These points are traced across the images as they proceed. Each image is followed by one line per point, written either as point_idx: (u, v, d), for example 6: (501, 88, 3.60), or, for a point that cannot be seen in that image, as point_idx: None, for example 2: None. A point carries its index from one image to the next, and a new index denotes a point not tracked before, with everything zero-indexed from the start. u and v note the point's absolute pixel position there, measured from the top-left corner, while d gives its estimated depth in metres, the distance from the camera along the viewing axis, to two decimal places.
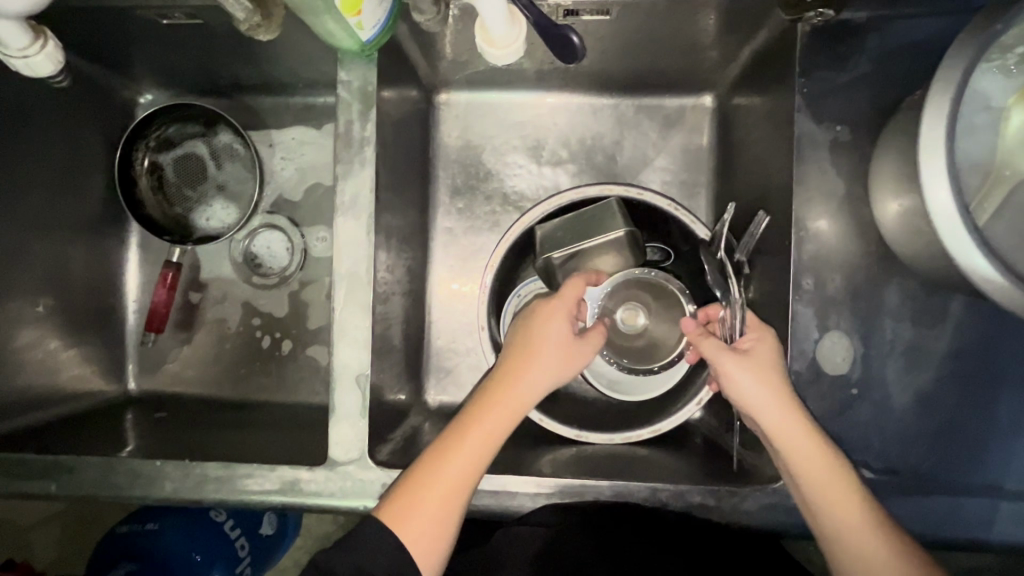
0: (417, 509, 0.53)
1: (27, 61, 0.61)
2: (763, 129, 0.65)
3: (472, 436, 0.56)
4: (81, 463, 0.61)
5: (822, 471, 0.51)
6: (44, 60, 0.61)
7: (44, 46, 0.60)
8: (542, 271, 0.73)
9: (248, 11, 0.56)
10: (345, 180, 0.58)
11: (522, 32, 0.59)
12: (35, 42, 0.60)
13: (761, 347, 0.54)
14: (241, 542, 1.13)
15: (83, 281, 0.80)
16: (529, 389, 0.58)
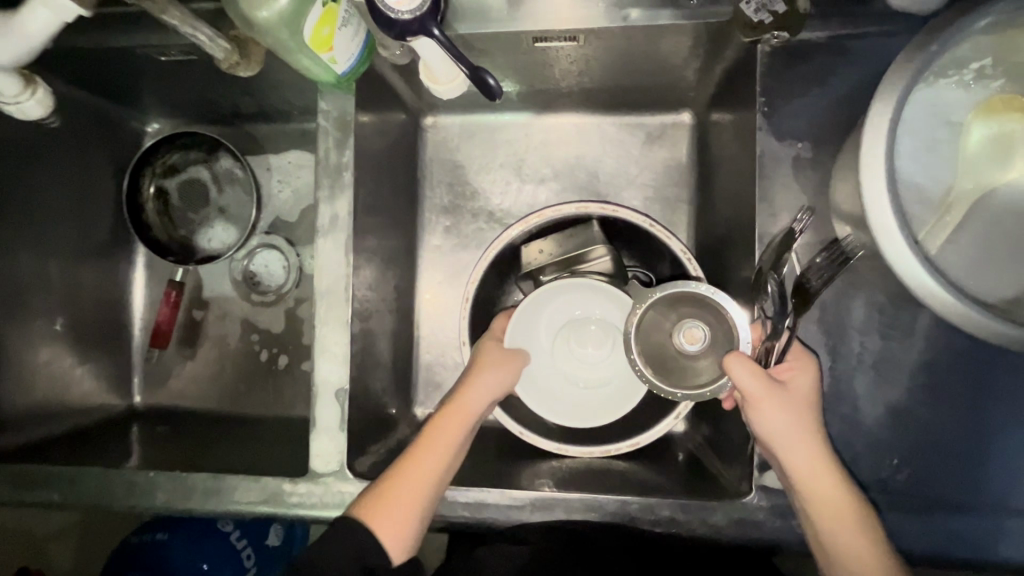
0: (388, 513, 0.57)
1: (18, 107, 0.65)
2: (733, 146, 0.66)
3: (428, 450, 0.60)
4: (82, 475, 0.64)
5: (843, 519, 0.50)
6: (34, 105, 0.66)
7: (35, 92, 0.65)
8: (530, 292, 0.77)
9: (227, 50, 0.59)
10: (325, 205, 0.61)
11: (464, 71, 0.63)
12: (27, 88, 0.65)
13: (801, 378, 0.53)
14: (247, 552, 1.16)
15: (93, 301, 0.85)
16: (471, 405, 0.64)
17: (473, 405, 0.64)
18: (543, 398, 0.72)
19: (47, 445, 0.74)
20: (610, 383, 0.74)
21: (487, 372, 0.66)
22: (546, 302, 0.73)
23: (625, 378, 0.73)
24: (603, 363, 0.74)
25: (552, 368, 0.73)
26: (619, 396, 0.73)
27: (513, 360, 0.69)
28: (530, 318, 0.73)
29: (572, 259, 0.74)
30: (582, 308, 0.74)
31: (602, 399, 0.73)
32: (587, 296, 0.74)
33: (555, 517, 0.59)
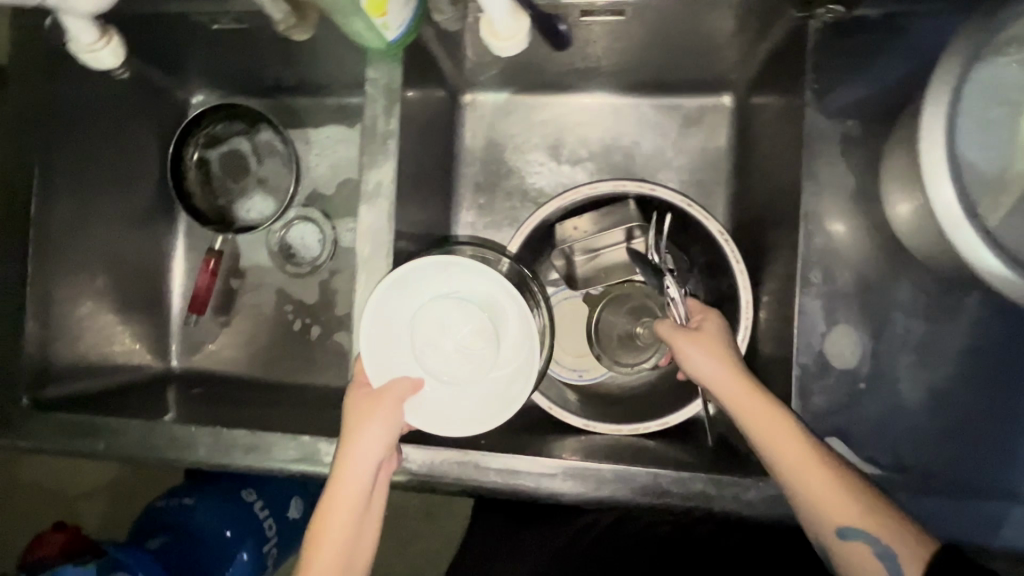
0: None
1: (94, 55, 0.69)
2: (776, 127, 0.65)
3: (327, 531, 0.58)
4: (127, 425, 0.67)
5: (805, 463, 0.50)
6: (108, 54, 0.69)
7: (110, 41, 0.69)
8: (562, 269, 0.79)
9: (287, 12, 0.62)
10: (368, 171, 0.62)
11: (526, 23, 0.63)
12: (102, 38, 0.69)
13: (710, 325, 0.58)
14: (269, 522, 1.17)
15: (134, 265, 0.87)
16: (354, 476, 0.58)
17: (356, 473, 0.58)
18: (428, 409, 0.60)
19: (91, 399, 0.76)
20: (500, 366, 0.60)
21: (364, 423, 0.58)
22: (392, 302, 0.60)
23: (516, 354, 0.60)
24: (485, 346, 0.59)
25: (425, 372, 0.60)
26: (513, 377, 0.60)
27: (381, 401, 0.58)
28: (392, 340, 0.60)
29: (603, 236, 0.75)
30: (437, 289, 0.61)
31: (495, 386, 0.60)
32: (439, 275, 0.61)
33: (588, 488, 0.59)
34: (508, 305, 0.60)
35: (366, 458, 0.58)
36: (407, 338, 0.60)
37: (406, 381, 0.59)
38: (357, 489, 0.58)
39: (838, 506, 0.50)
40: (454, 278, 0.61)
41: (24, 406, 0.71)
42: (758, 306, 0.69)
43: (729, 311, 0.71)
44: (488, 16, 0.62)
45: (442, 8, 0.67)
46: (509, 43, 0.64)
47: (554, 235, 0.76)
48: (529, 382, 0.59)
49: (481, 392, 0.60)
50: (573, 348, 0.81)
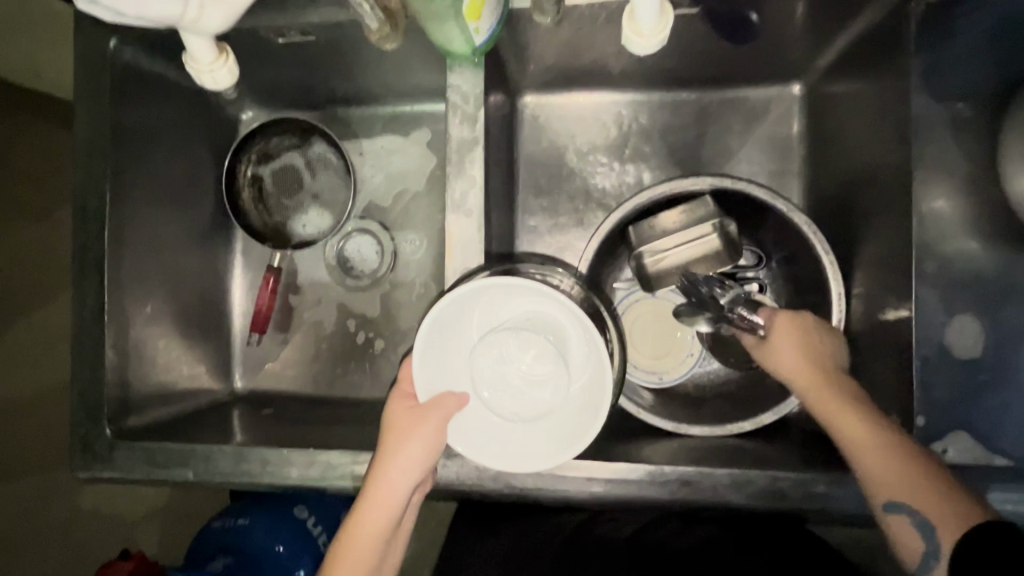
0: None
1: (213, 75, 0.65)
2: (863, 115, 0.64)
3: (357, 538, 0.56)
4: (218, 452, 0.67)
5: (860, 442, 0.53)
6: (225, 73, 0.66)
7: (228, 60, 0.65)
8: (634, 269, 0.76)
9: (382, 21, 0.60)
10: (455, 181, 0.61)
11: (671, 19, 0.59)
12: (220, 57, 0.65)
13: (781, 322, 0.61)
14: (322, 539, 1.13)
15: (196, 287, 0.86)
16: (391, 490, 0.55)
17: (392, 491, 0.55)
18: (486, 443, 0.54)
19: (166, 427, 0.75)
20: (565, 399, 0.53)
21: (405, 441, 0.54)
22: (444, 328, 0.54)
23: (584, 384, 0.53)
24: (548, 373, 0.53)
25: (483, 404, 0.54)
26: (580, 411, 0.53)
27: (426, 420, 0.54)
28: (442, 365, 0.54)
29: (680, 235, 0.73)
30: (494, 312, 0.55)
31: (560, 420, 0.53)
32: (494, 296, 0.54)
33: (703, 494, 0.58)
34: (573, 329, 0.53)
35: (404, 477, 0.55)
36: (462, 368, 0.55)
37: (451, 399, 0.54)
38: (389, 505, 0.56)
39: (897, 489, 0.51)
40: (511, 300, 0.54)
41: (108, 437, 0.70)
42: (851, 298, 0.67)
43: (817, 305, 0.70)
44: (634, 11, 0.58)
45: (546, 10, 0.62)
46: (652, 40, 0.59)
47: (630, 237, 0.74)
48: (597, 418, 0.51)
49: (545, 428, 0.53)
50: (649, 351, 0.78)
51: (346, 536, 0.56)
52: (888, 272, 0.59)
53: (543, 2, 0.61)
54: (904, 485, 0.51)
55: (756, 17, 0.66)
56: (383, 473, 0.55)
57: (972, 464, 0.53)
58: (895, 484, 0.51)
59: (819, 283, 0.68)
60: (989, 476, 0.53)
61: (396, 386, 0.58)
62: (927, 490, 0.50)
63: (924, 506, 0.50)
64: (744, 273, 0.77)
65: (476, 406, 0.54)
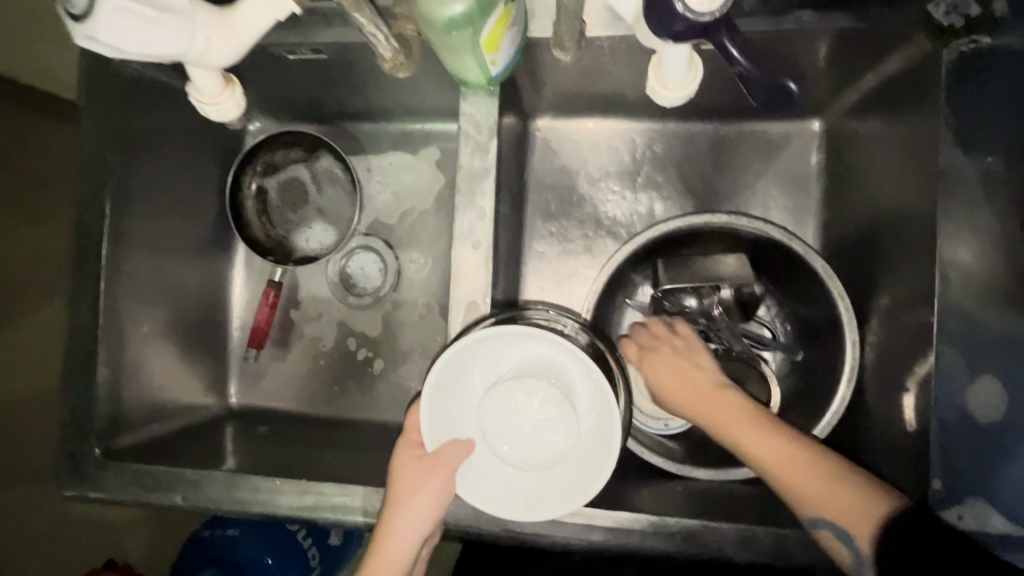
0: None
1: (218, 108, 0.64)
2: (887, 160, 0.62)
3: None
4: (207, 478, 0.65)
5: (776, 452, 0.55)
6: (232, 106, 0.64)
7: (234, 93, 0.64)
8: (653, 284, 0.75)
9: (396, 50, 0.58)
10: (464, 211, 0.59)
11: (699, 75, 0.58)
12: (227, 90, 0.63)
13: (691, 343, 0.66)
14: (312, 551, 1.10)
15: (195, 300, 0.84)
16: (403, 539, 0.54)
17: (403, 541, 0.55)
18: (498, 491, 0.53)
19: (156, 445, 0.73)
20: (575, 445, 0.52)
21: (417, 491, 0.53)
22: (448, 382, 0.53)
23: (594, 427, 0.52)
24: (556, 419, 0.52)
25: (492, 454, 0.53)
26: (591, 457, 0.51)
27: (435, 473, 0.53)
28: (450, 414, 0.53)
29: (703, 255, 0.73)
30: (496, 361, 0.53)
31: (572, 467, 0.52)
32: (497, 344, 0.53)
33: (708, 549, 0.56)
34: (576, 371, 0.52)
35: (411, 531, 0.54)
36: (470, 417, 0.54)
37: (458, 447, 0.53)
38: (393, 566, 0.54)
39: (819, 500, 0.53)
40: (514, 346, 0.53)
41: (97, 457, 0.68)
42: (865, 344, 0.66)
43: (830, 351, 0.68)
44: (661, 64, 0.57)
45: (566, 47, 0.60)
46: (677, 94, 0.58)
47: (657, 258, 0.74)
48: (608, 465, 0.50)
49: (557, 474, 0.52)
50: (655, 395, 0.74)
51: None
52: (907, 323, 0.58)
53: (564, 39, 0.59)
54: (818, 494, 0.53)
55: (795, 88, 0.52)
56: (395, 523, 0.54)
57: (991, 533, 0.51)
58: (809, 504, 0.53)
59: (834, 329, 0.66)
60: (1003, 544, 0.51)
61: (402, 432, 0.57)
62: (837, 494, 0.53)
63: (844, 513, 0.52)
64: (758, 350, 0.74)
65: (487, 457, 0.53)
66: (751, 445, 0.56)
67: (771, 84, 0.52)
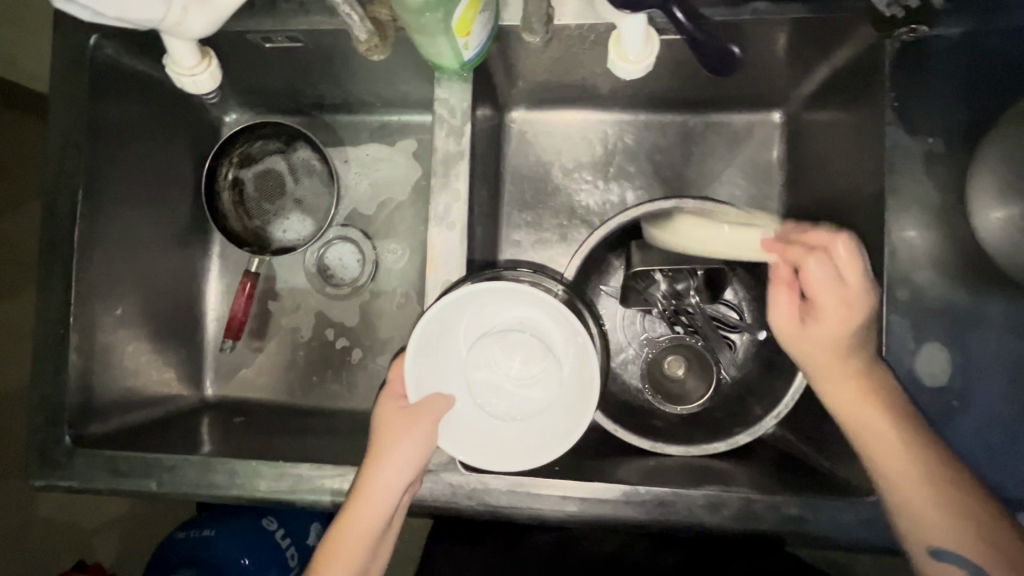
0: None
1: (193, 80, 0.64)
2: (841, 146, 0.66)
3: (345, 541, 0.56)
4: (183, 462, 0.65)
5: (906, 472, 0.52)
6: (206, 79, 0.65)
7: (209, 65, 0.65)
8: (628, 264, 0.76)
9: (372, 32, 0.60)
10: (440, 193, 0.61)
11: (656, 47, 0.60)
12: (203, 62, 0.65)
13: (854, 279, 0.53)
14: (291, 551, 1.08)
15: (170, 290, 0.83)
16: (380, 491, 0.55)
17: (381, 494, 0.55)
18: (486, 442, 0.56)
19: (130, 434, 0.73)
20: (556, 394, 0.56)
21: (396, 442, 0.55)
22: (435, 339, 0.57)
23: (575, 378, 0.55)
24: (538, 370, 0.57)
25: (479, 406, 0.57)
26: (571, 405, 0.55)
27: (421, 419, 0.55)
28: (436, 371, 0.58)
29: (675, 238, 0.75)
30: (484, 319, 0.58)
31: (555, 414, 0.56)
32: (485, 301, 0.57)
33: (679, 516, 0.58)
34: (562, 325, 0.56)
35: (394, 482, 0.55)
36: (456, 373, 0.58)
37: (439, 399, 0.56)
38: (374, 515, 0.55)
39: (938, 524, 0.52)
40: (502, 303, 0.57)
41: (69, 444, 0.67)
42: None
43: None
44: (621, 38, 0.59)
45: (535, 29, 0.62)
46: (637, 67, 0.61)
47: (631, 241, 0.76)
48: (587, 409, 0.54)
49: (541, 422, 0.56)
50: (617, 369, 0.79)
51: (332, 537, 0.56)
52: None
53: (532, 20, 0.61)
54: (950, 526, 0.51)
55: (736, 52, 0.53)
56: (373, 474, 0.55)
57: None
58: (927, 522, 0.52)
59: None
60: None
61: (385, 386, 0.59)
62: (961, 525, 0.51)
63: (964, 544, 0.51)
64: (723, 331, 0.78)
65: (474, 409, 0.57)
66: (889, 454, 0.53)
67: (713, 50, 0.53)
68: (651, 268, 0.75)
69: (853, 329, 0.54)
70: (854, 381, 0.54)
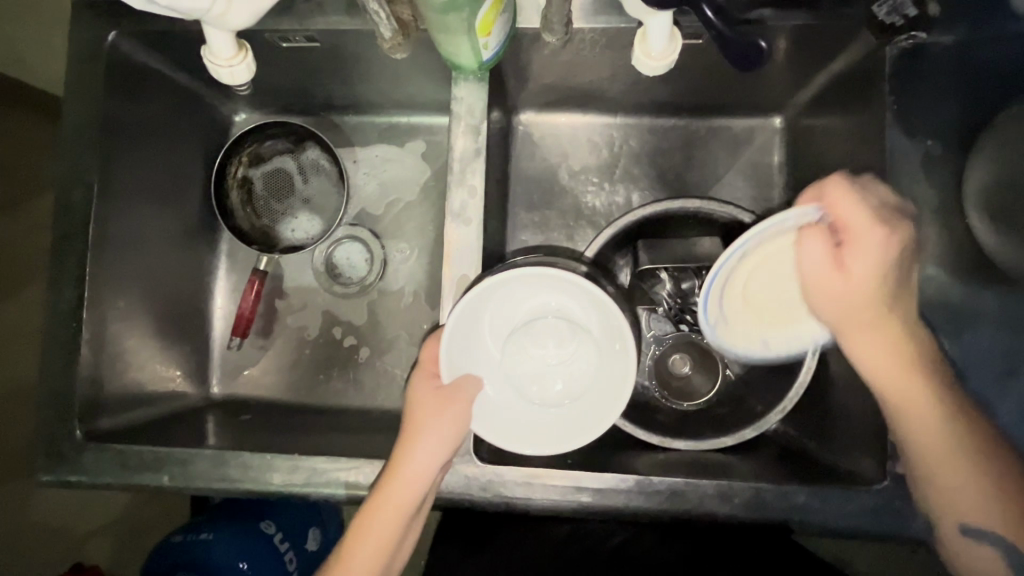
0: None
1: (230, 71, 0.64)
2: (841, 149, 0.68)
3: (377, 519, 0.57)
4: (196, 456, 0.65)
5: (933, 436, 0.54)
6: (243, 70, 0.65)
7: (246, 57, 0.65)
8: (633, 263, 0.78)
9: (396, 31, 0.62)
10: (456, 190, 0.62)
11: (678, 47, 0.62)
12: (240, 53, 0.64)
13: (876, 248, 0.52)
14: (290, 555, 1.08)
15: (179, 287, 0.83)
16: (414, 469, 0.56)
17: (416, 471, 0.56)
18: (539, 425, 0.59)
19: (139, 430, 0.72)
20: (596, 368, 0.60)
21: (430, 421, 0.56)
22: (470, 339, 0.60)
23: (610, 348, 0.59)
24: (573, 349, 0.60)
25: (523, 394, 0.60)
26: (611, 376, 0.58)
27: (452, 406, 0.57)
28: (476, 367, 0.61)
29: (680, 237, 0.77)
30: (512, 311, 0.62)
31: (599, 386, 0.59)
32: (506, 294, 0.61)
33: (690, 505, 0.59)
34: (584, 300, 0.60)
35: (427, 460, 0.56)
36: (496, 365, 0.61)
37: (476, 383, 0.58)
38: (407, 493, 0.56)
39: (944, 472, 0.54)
40: (523, 292, 0.61)
41: (78, 439, 0.67)
42: None
43: None
44: (645, 35, 0.61)
45: (554, 30, 0.64)
46: (660, 64, 0.63)
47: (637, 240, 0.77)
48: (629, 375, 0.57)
49: (586, 397, 0.59)
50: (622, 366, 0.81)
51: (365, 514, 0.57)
52: None
53: (552, 21, 0.63)
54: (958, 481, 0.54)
55: (764, 46, 0.54)
56: (408, 452, 0.56)
57: None
58: (938, 473, 0.54)
59: None
60: None
61: (418, 365, 0.60)
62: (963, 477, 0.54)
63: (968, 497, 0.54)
64: None
65: (519, 398, 0.60)
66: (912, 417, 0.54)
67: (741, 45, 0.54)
68: (656, 267, 0.76)
69: (884, 276, 0.52)
70: (887, 326, 0.54)
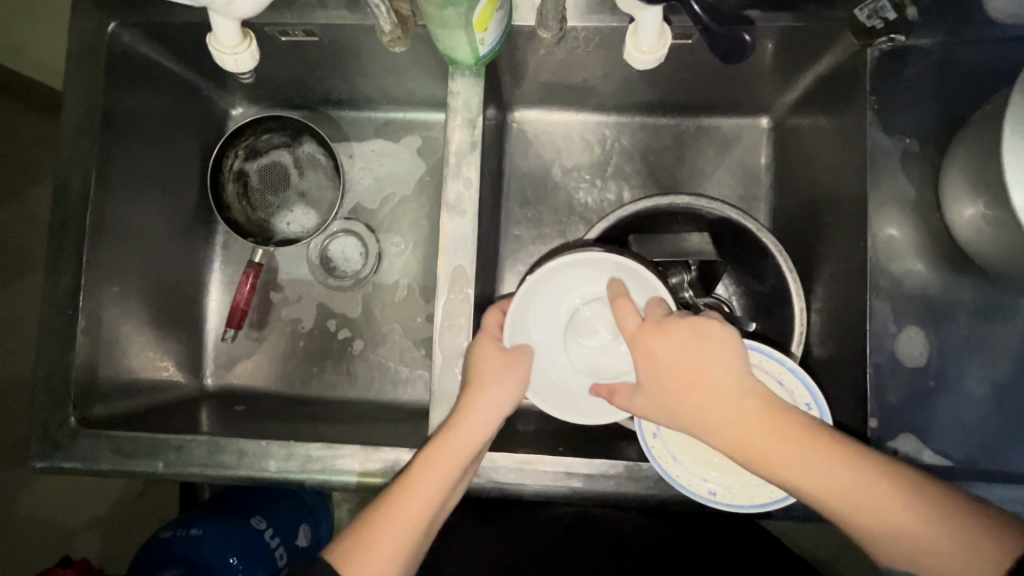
0: (395, 529, 0.56)
1: (235, 58, 0.65)
2: (825, 148, 0.71)
3: (434, 466, 0.57)
4: (191, 442, 0.66)
5: (868, 499, 0.48)
6: (249, 57, 0.66)
7: (251, 44, 0.65)
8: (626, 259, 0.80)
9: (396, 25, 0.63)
10: (452, 182, 0.63)
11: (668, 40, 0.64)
12: (245, 41, 0.65)
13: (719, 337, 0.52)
14: (280, 551, 1.09)
15: (174, 278, 0.84)
16: (478, 419, 0.58)
17: (480, 420, 0.58)
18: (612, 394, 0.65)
19: (133, 418, 0.73)
20: None
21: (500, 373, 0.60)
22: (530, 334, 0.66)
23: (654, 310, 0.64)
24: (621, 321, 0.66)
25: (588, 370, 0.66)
26: None
27: (514, 365, 0.61)
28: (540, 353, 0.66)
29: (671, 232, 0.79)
30: (558, 299, 0.68)
31: None
32: (548, 288, 0.67)
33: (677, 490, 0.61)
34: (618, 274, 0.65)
35: (491, 410, 0.59)
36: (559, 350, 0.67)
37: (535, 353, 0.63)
38: (468, 444, 0.57)
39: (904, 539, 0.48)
40: (569, 281, 0.67)
41: (73, 425, 0.67)
42: (811, 313, 0.73)
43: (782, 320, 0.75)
44: (637, 30, 0.63)
45: (549, 25, 0.66)
46: (651, 57, 0.64)
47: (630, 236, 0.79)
48: None
49: None
50: None
51: (422, 462, 0.57)
52: (845, 286, 0.66)
53: (548, 17, 0.65)
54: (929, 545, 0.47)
55: (749, 39, 0.58)
56: (474, 402, 0.58)
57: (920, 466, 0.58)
58: (891, 531, 0.48)
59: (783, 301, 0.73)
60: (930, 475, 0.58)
61: (481, 329, 0.63)
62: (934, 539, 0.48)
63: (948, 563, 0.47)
64: None
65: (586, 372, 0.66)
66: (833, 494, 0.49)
67: (728, 40, 0.58)
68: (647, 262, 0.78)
69: (732, 367, 0.52)
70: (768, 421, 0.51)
